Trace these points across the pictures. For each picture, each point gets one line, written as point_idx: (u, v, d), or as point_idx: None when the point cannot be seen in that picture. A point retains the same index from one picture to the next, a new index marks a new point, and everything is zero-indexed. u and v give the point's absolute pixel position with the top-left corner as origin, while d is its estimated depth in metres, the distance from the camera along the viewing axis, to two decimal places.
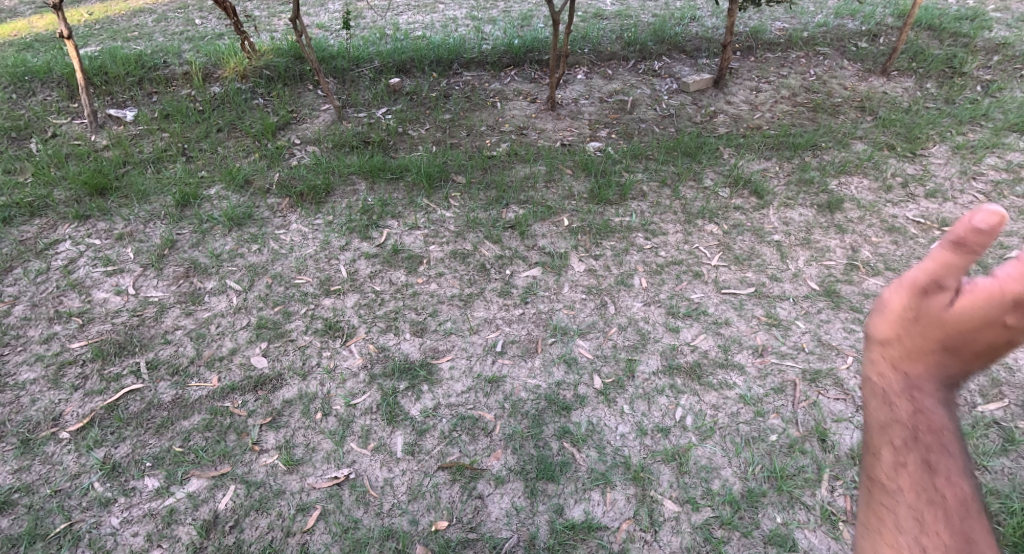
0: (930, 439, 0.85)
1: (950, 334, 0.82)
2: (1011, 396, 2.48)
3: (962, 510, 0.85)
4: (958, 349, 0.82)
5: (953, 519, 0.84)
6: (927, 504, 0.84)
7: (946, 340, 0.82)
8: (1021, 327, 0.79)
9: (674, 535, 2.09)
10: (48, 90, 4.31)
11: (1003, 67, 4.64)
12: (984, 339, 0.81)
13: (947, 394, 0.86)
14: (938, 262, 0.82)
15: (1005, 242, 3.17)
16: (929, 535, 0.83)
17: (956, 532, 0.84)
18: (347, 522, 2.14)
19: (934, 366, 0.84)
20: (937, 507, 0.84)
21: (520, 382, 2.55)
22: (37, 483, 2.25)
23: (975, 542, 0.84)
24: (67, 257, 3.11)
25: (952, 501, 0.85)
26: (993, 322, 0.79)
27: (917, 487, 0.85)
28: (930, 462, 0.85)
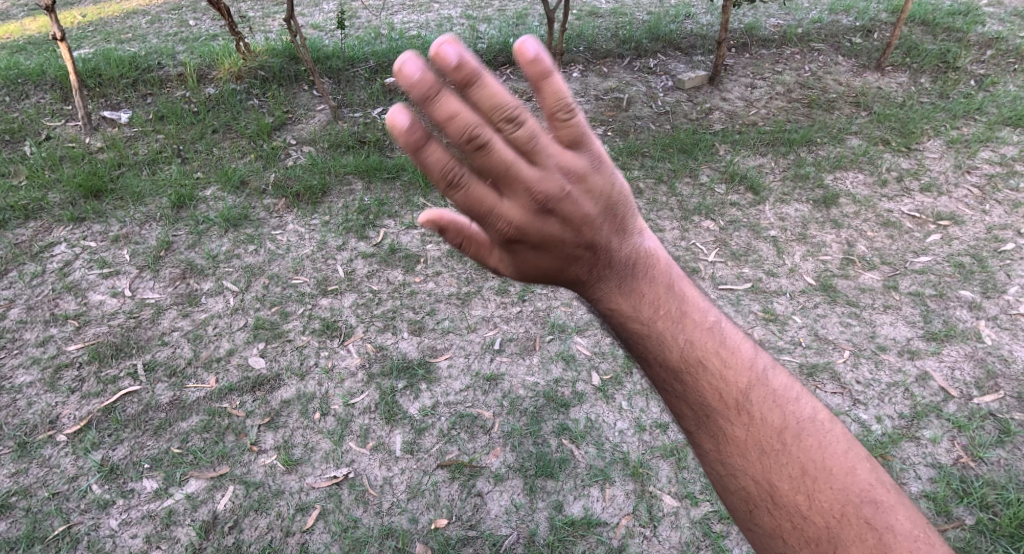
0: (624, 331, 1.04)
1: (543, 264, 1.02)
2: (1007, 387, 2.49)
3: (682, 378, 1.01)
4: (563, 262, 1.02)
5: (684, 394, 1.02)
6: (666, 393, 1.04)
7: (542, 272, 1.04)
8: (530, 233, 0.97)
9: (673, 530, 2.10)
10: (41, 92, 4.30)
11: (996, 61, 4.66)
12: (539, 262, 1.02)
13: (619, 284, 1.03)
14: (471, 257, 1.07)
15: (1000, 235, 3.18)
16: (681, 417, 1.04)
17: (694, 408, 1.02)
18: (347, 521, 2.14)
19: (575, 274, 1.04)
20: (673, 397, 1.03)
21: (518, 380, 2.55)
22: (35, 486, 2.24)
23: (711, 401, 1.01)
24: (63, 260, 3.11)
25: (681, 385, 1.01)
26: (519, 247, 0.99)
27: (660, 387, 1.04)
28: (644, 359, 1.03)
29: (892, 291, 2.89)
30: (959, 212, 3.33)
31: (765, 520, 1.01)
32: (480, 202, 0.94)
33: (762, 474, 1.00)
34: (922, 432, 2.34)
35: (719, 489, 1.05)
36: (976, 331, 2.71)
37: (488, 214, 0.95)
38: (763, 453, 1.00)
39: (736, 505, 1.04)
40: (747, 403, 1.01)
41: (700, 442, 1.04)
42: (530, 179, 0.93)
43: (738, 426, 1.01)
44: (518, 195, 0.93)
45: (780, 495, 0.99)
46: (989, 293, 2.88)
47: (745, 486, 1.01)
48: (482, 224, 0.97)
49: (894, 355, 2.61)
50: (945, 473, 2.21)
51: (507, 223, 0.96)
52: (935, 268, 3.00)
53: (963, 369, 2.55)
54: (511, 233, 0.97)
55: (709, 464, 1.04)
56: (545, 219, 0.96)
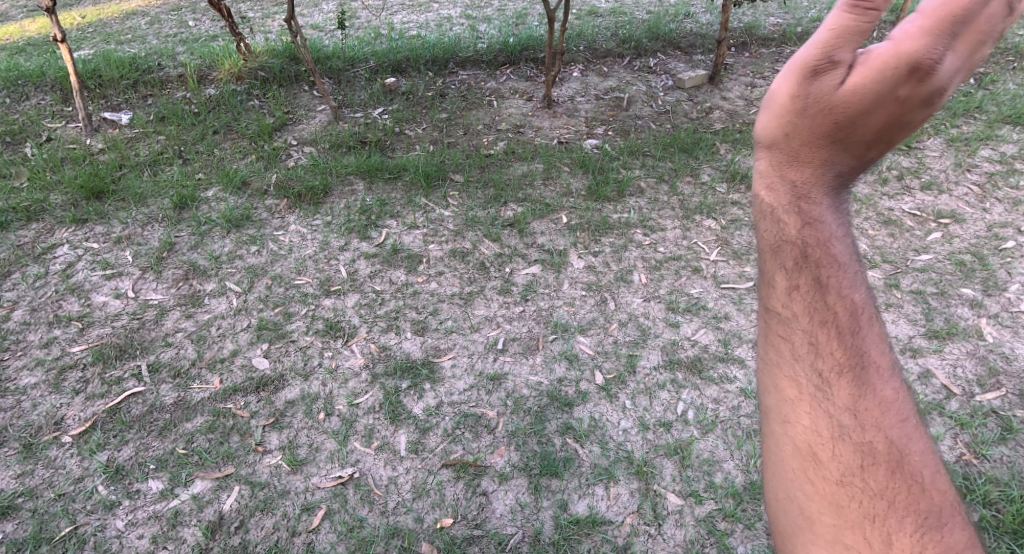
0: (815, 252, 0.86)
1: (874, 115, 0.83)
2: (1008, 385, 2.50)
3: (853, 317, 0.88)
4: (865, 128, 0.83)
5: (850, 335, 0.87)
6: (819, 321, 0.86)
7: (839, 120, 0.83)
8: (922, 86, 0.81)
9: (678, 528, 2.11)
10: (41, 94, 4.30)
11: (995, 60, 4.67)
12: (869, 115, 0.83)
13: (831, 194, 0.87)
14: (830, 31, 0.83)
15: (1000, 232, 3.20)
16: (826, 358, 0.86)
17: (848, 345, 0.87)
18: (353, 521, 2.15)
19: (826, 157, 0.85)
20: (830, 326, 0.86)
21: (521, 379, 2.57)
22: (40, 487, 2.25)
23: (873, 357, 0.88)
24: (65, 261, 3.11)
25: (842, 312, 0.87)
26: (905, 81, 0.81)
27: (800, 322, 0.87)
28: (821, 280, 0.86)
29: (893, 289, 2.90)
30: (960, 210, 3.34)
31: (876, 481, 0.85)
32: (960, 19, 0.80)
33: (894, 435, 0.87)
34: None
35: (825, 442, 0.85)
36: (977, 329, 2.72)
37: (950, 36, 0.81)
38: (901, 421, 0.88)
39: (845, 460, 0.85)
40: (892, 369, 0.90)
41: (833, 390, 0.86)
42: (960, 76, 0.83)
43: (884, 385, 0.88)
44: (964, 53, 0.82)
45: (903, 461, 0.87)
46: (990, 291, 2.89)
47: (870, 441, 0.86)
48: (932, 33, 0.81)
49: (896, 354, 2.62)
50: (947, 471, 2.22)
51: (934, 60, 0.81)
52: (936, 266, 3.02)
53: (964, 366, 2.57)
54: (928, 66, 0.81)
55: (832, 408, 0.85)
56: (926, 103, 0.82)
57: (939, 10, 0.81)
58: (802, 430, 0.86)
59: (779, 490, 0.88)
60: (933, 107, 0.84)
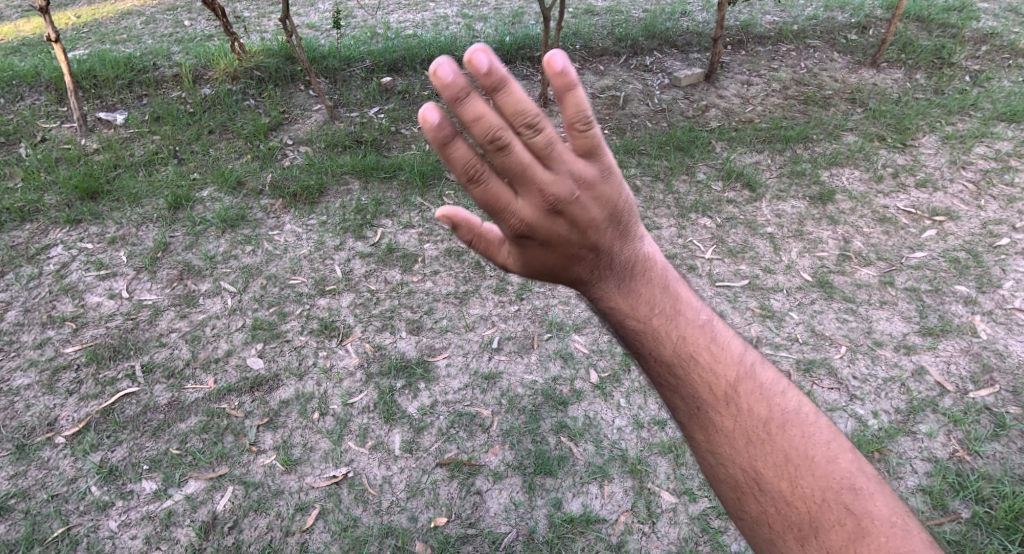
0: (622, 328, 1.13)
1: (547, 259, 1.12)
2: (1002, 381, 2.50)
3: (674, 370, 1.09)
4: (563, 263, 1.11)
5: (678, 387, 1.08)
6: (662, 386, 1.10)
7: (546, 269, 1.14)
8: (539, 231, 1.06)
9: (672, 526, 2.11)
10: (35, 94, 4.29)
11: (991, 57, 4.67)
12: (546, 260, 1.12)
13: (618, 272, 1.12)
14: (481, 248, 1.17)
15: (995, 229, 3.20)
16: (676, 411, 1.11)
17: (688, 403, 1.09)
18: (346, 521, 2.14)
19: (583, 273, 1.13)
20: (664, 387, 1.10)
21: (516, 378, 2.56)
22: (33, 488, 2.24)
23: (702, 394, 1.08)
24: (59, 262, 3.10)
25: (670, 373, 1.09)
26: (529, 242, 1.09)
27: (653, 380, 1.11)
28: (642, 356, 1.11)
29: (888, 286, 2.90)
30: (955, 208, 3.34)
31: (754, 504, 1.06)
32: (495, 196, 1.02)
33: (749, 461, 1.06)
34: (918, 427, 2.35)
35: (710, 474, 1.11)
36: (971, 326, 2.72)
37: (503, 204, 1.03)
38: (749, 440, 1.06)
39: (726, 493, 1.09)
40: (734, 394, 1.07)
41: (692, 434, 1.10)
42: (546, 181, 1.01)
43: (727, 416, 1.07)
44: (531, 195, 1.02)
45: (762, 476, 1.05)
46: (985, 288, 2.89)
47: (736, 474, 1.07)
48: (497, 217, 1.05)
49: (891, 351, 2.62)
50: (940, 467, 2.22)
51: (520, 219, 1.04)
52: (931, 263, 3.01)
53: (958, 363, 2.57)
54: (519, 230, 1.05)
55: (707, 457, 1.09)
56: (555, 220, 1.04)
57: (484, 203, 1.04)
58: (706, 470, 1.12)
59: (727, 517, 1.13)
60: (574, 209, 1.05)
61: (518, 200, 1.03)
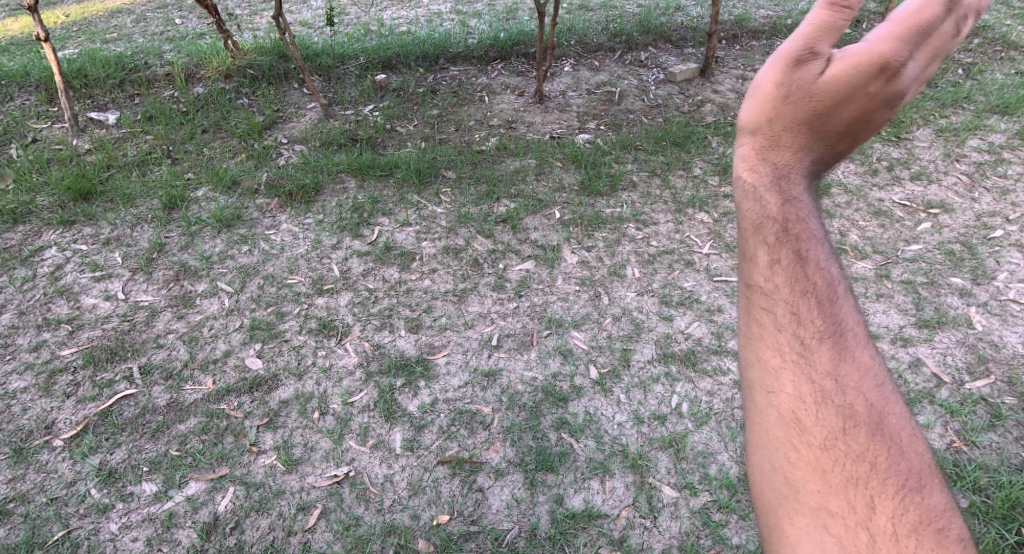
0: (788, 225, 0.91)
1: (835, 100, 0.89)
2: (997, 372, 2.52)
3: (829, 290, 0.93)
4: (837, 119, 0.91)
5: (827, 304, 0.92)
6: (801, 288, 0.91)
7: (820, 108, 0.90)
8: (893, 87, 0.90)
9: (673, 520, 2.12)
10: (25, 95, 4.24)
11: (982, 50, 4.70)
12: (843, 109, 0.90)
13: (805, 179, 0.93)
14: (814, 25, 0.90)
15: (988, 221, 3.22)
16: (806, 322, 0.91)
17: (828, 317, 0.92)
18: (349, 520, 2.15)
19: (801, 144, 0.91)
20: (810, 296, 0.92)
21: (516, 375, 2.56)
22: (32, 492, 2.23)
23: (849, 324, 0.94)
24: (54, 264, 3.08)
25: (823, 283, 0.93)
26: (872, 82, 0.90)
27: (785, 283, 0.91)
28: (801, 252, 0.91)
29: (884, 279, 2.92)
30: (949, 200, 3.36)
31: (857, 442, 0.90)
32: (930, 27, 0.90)
33: (876, 399, 0.93)
34: (915, 419, 2.36)
35: (815, 400, 0.89)
36: (966, 318, 2.74)
37: (915, 45, 0.90)
38: (880, 384, 0.94)
39: (828, 424, 0.89)
40: (870, 341, 0.96)
41: (816, 353, 0.90)
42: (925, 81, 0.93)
43: (864, 353, 0.94)
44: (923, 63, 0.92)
45: (884, 422, 0.93)
46: (980, 280, 2.91)
47: (852, 402, 0.91)
48: (905, 36, 0.90)
49: (887, 343, 2.63)
50: (938, 458, 2.24)
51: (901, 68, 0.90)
52: (926, 256, 3.03)
53: (954, 355, 2.59)
54: (892, 68, 0.90)
55: (814, 375, 0.90)
56: (887, 107, 0.91)
57: (910, 17, 0.91)
58: (785, 399, 0.90)
59: (764, 464, 0.92)
60: (896, 109, 0.92)
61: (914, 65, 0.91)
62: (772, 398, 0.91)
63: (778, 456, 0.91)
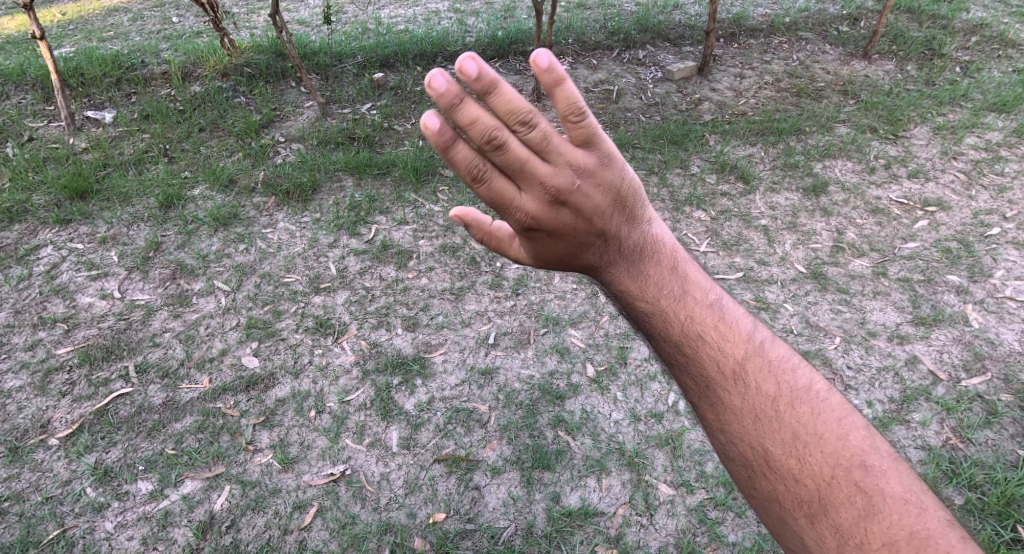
0: (633, 310, 1.18)
1: (558, 249, 1.19)
2: (994, 369, 2.53)
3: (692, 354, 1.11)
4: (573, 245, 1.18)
5: (686, 364, 1.12)
6: (677, 368, 1.13)
7: (559, 257, 1.21)
8: (544, 224, 1.14)
9: (670, 517, 2.12)
10: (22, 93, 4.23)
11: (980, 48, 4.70)
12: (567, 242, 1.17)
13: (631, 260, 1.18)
14: (499, 241, 1.27)
15: (986, 219, 3.22)
16: (688, 391, 1.13)
17: (700, 382, 1.11)
18: (345, 518, 2.14)
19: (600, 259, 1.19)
20: (682, 369, 1.12)
21: (513, 373, 2.56)
22: (27, 491, 2.23)
23: (711, 373, 1.10)
24: (50, 262, 3.07)
25: (684, 353, 1.12)
26: (536, 235, 1.17)
27: (665, 361, 1.15)
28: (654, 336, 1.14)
29: (881, 277, 2.92)
30: (946, 198, 3.36)
31: (766, 486, 1.07)
32: (501, 192, 1.10)
33: (759, 442, 1.07)
34: (912, 416, 2.36)
35: (728, 462, 1.11)
36: (963, 315, 2.74)
37: (509, 201, 1.11)
38: (757, 420, 1.07)
39: (740, 472, 1.10)
40: (741, 371, 1.09)
41: (705, 414, 1.12)
42: (544, 175, 1.09)
43: (740, 399, 1.08)
44: (536, 190, 1.10)
45: (774, 461, 1.05)
46: (976, 277, 2.91)
47: (744, 452, 1.08)
48: (504, 211, 1.13)
49: (884, 341, 2.63)
50: (934, 455, 2.24)
51: (524, 213, 1.12)
52: (923, 254, 3.03)
53: (951, 352, 2.59)
54: (527, 224, 1.14)
55: (715, 435, 1.12)
56: (558, 211, 1.12)
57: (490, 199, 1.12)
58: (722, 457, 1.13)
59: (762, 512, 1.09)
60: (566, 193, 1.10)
61: (525, 197, 1.11)
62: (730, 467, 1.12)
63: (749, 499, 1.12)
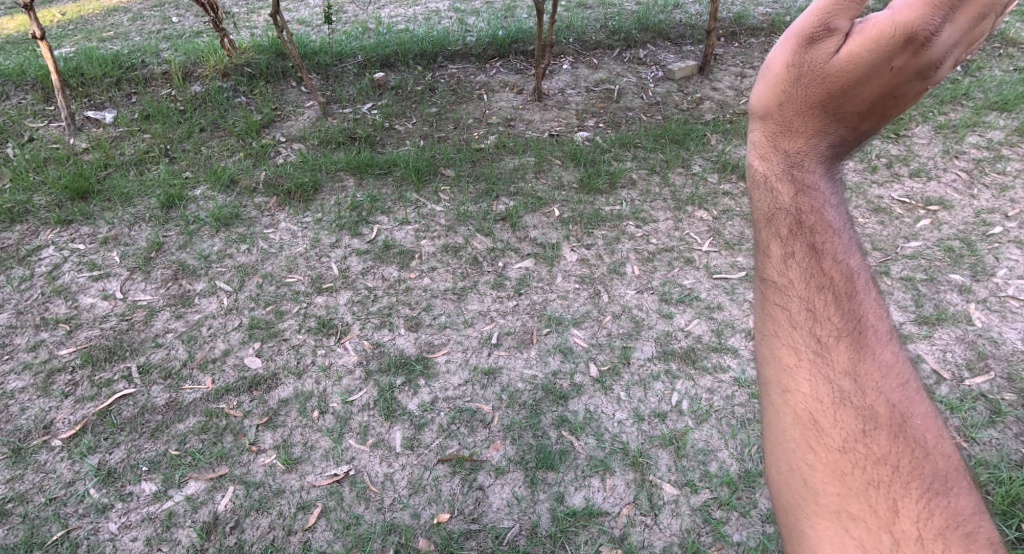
0: (807, 231, 0.88)
1: (861, 76, 0.84)
2: (997, 368, 2.53)
3: (842, 285, 0.89)
4: (857, 100, 0.85)
5: (842, 304, 0.89)
6: (815, 296, 0.88)
7: (836, 87, 0.85)
8: (921, 57, 0.83)
9: (673, 517, 2.12)
10: (22, 93, 4.23)
11: (981, 47, 4.70)
12: (861, 89, 0.84)
13: (826, 168, 0.89)
14: (829, 0, 0.85)
15: (988, 218, 3.22)
16: (818, 329, 0.87)
17: (843, 314, 0.89)
18: (349, 519, 2.14)
19: (818, 128, 0.87)
20: (827, 290, 0.88)
21: (516, 373, 2.56)
22: (31, 492, 2.23)
23: (854, 330, 0.89)
24: (51, 263, 3.07)
25: (840, 278, 0.89)
26: (904, 54, 0.83)
27: (777, 295, 0.90)
28: (814, 247, 0.88)
29: (883, 276, 2.92)
30: (948, 197, 3.36)
31: (876, 446, 0.85)
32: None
33: (890, 397, 0.88)
34: None
35: (801, 412, 0.86)
36: (965, 314, 2.74)
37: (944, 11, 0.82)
38: (892, 382, 0.89)
39: (848, 426, 0.85)
40: (886, 341, 0.91)
41: (833, 356, 0.87)
42: (961, 57, 0.86)
43: (880, 350, 0.90)
44: (962, 27, 0.83)
45: (903, 424, 0.88)
46: (979, 276, 2.92)
47: (870, 404, 0.86)
48: (929, 6, 0.82)
49: None
50: None
51: (931, 37, 0.83)
52: (925, 253, 3.03)
53: (953, 351, 2.59)
54: (919, 38, 0.82)
55: (830, 372, 0.86)
56: (918, 80, 0.84)
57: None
58: (802, 398, 0.86)
59: (781, 465, 0.88)
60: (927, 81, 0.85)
61: (950, 28, 0.83)
62: (775, 411, 0.88)
63: (794, 460, 0.86)
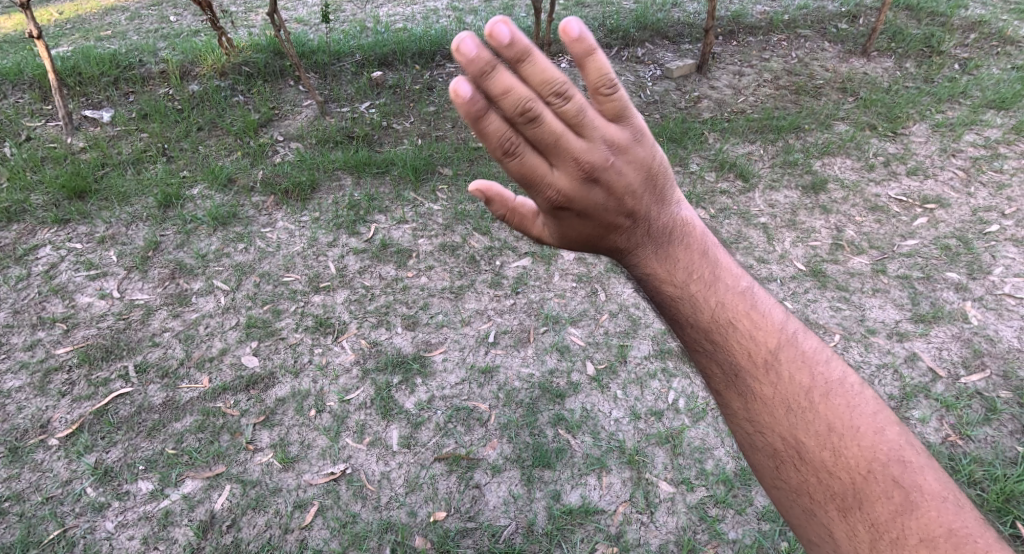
0: (660, 294, 1.11)
1: (585, 229, 1.13)
2: (993, 366, 2.53)
3: (712, 334, 1.06)
4: (597, 226, 1.12)
5: (715, 352, 1.05)
6: (698, 352, 1.08)
7: (587, 238, 1.15)
8: (575, 203, 1.07)
9: (670, 515, 2.12)
10: (19, 92, 4.22)
11: (979, 45, 4.70)
12: (584, 229, 1.13)
13: (654, 239, 1.12)
14: (518, 224, 1.21)
15: (985, 216, 3.23)
16: (713, 379, 1.08)
17: (725, 369, 1.05)
18: (345, 517, 2.14)
19: (621, 242, 1.13)
20: (705, 357, 1.07)
21: (513, 371, 2.56)
22: (27, 491, 2.22)
23: (740, 359, 1.04)
24: (48, 262, 3.07)
25: (710, 341, 1.06)
26: (564, 213, 1.10)
27: (691, 347, 1.09)
28: (678, 321, 1.09)
29: (880, 275, 2.92)
30: (945, 195, 3.36)
31: (792, 477, 1.02)
32: (532, 170, 1.03)
33: (788, 430, 1.02)
34: (911, 413, 2.36)
35: (749, 450, 1.07)
36: (962, 312, 2.74)
37: (541, 174, 1.04)
38: (788, 409, 1.02)
39: (763, 465, 1.06)
40: (772, 360, 1.04)
41: (728, 402, 1.07)
42: (577, 148, 1.02)
43: (764, 383, 1.04)
44: (566, 164, 1.03)
45: (805, 450, 1.01)
46: (975, 274, 2.92)
47: (772, 444, 1.04)
48: (534, 190, 1.07)
49: (884, 338, 2.63)
50: (933, 451, 2.25)
51: (556, 190, 1.05)
52: (923, 251, 3.03)
53: (950, 349, 2.59)
54: (556, 201, 1.07)
55: (737, 421, 1.07)
56: (590, 188, 1.05)
57: (519, 176, 1.05)
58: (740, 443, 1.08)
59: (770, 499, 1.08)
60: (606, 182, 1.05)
61: (558, 171, 1.04)
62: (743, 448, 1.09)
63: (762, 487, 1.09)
